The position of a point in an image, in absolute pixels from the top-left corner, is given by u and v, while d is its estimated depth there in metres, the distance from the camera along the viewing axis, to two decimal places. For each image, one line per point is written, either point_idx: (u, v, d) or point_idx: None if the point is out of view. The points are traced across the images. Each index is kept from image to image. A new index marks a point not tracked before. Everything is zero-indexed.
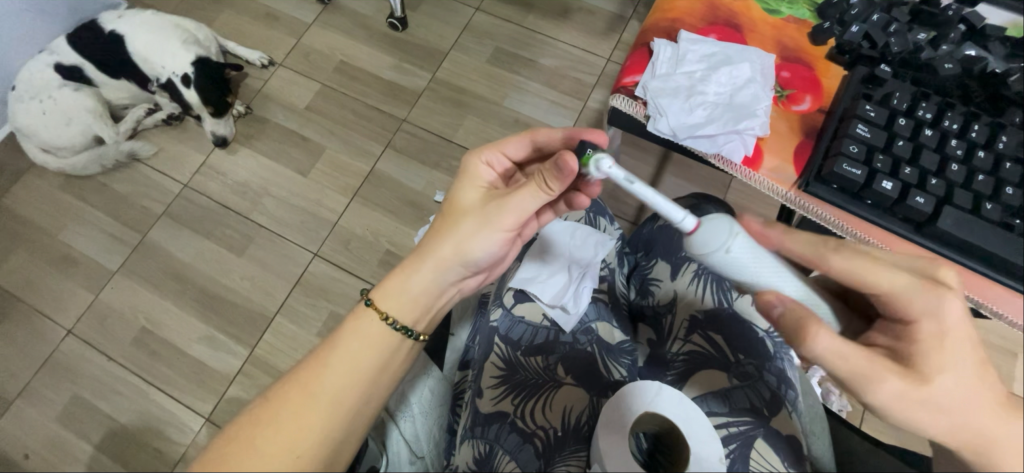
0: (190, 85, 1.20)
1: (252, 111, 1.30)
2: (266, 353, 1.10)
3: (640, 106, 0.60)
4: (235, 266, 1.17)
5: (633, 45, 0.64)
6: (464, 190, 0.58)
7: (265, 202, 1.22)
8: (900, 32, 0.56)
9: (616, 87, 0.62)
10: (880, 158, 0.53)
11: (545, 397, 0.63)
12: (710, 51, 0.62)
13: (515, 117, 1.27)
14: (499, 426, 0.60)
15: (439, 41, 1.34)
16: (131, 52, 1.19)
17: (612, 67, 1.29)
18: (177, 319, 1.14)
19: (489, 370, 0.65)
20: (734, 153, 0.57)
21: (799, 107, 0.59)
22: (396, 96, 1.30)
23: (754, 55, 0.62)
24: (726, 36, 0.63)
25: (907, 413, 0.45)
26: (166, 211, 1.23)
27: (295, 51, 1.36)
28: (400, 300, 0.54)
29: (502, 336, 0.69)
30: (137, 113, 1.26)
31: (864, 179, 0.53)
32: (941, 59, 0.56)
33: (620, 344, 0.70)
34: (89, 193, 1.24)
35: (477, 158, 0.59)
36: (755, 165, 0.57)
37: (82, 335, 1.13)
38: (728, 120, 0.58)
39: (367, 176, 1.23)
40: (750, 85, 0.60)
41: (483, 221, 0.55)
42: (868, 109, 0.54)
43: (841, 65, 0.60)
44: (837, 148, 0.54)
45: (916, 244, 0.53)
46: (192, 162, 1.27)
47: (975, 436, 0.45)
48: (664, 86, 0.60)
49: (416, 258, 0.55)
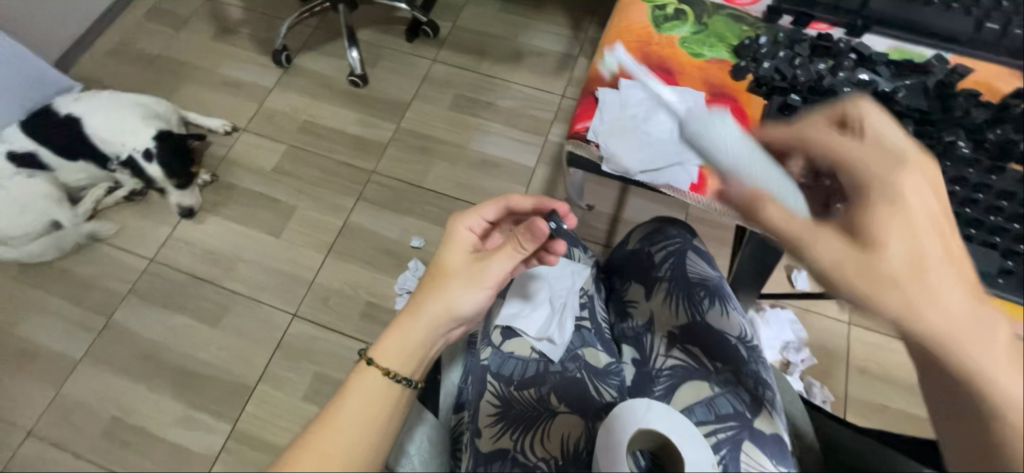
0: (151, 159, 1.19)
1: (218, 178, 1.30)
2: (250, 426, 1.05)
3: (591, 148, 0.66)
4: (210, 337, 1.13)
5: (580, 94, 0.69)
6: (448, 252, 0.60)
7: (238, 268, 1.20)
8: (803, 65, 0.65)
9: (570, 134, 0.67)
10: (803, 173, 0.58)
11: (542, 428, 0.65)
12: (650, 92, 0.67)
13: (481, 157, 1.31)
14: (501, 463, 0.62)
15: (399, 93, 1.39)
16: (88, 132, 1.17)
17: (568, 102, 1.36)
18: (150, 402, 1.08)
19: (485, 409, 0.66)
20: (679, 183, 0.62)
21: None
22: (363, 149, 1.33)
23: (688, 94, 0.67)
24: (661, 78, 0.69)
25: (882, 284, 0.40)
26: (133, 290, 1.19)
27: (258, 116, 1.38)
28: (400, 356, 0.54)
29: (494, 373, 0.70)
30: (96, 193, 1.23)
31: (792, 192, 0.58)
32: (840, 83, 0.63)
33: (609, 365, 0.71)
34: (48, 280, 1.19)
35: (458, 222, 0.62)
36: (700, 191, 0.62)
37: (45, 434, 1.05)
38: (670, 154, 0.64)
39: (341, 230, 1.24)
40: None
41: (470, 282, 0.57)
42: None
43: (761, 96, 0.66)
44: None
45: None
46: (158, 236, 1.24)
47: (960, 330, 0.39)
48: (614, 128, 0.65)
49: (410, 316, 0.56)
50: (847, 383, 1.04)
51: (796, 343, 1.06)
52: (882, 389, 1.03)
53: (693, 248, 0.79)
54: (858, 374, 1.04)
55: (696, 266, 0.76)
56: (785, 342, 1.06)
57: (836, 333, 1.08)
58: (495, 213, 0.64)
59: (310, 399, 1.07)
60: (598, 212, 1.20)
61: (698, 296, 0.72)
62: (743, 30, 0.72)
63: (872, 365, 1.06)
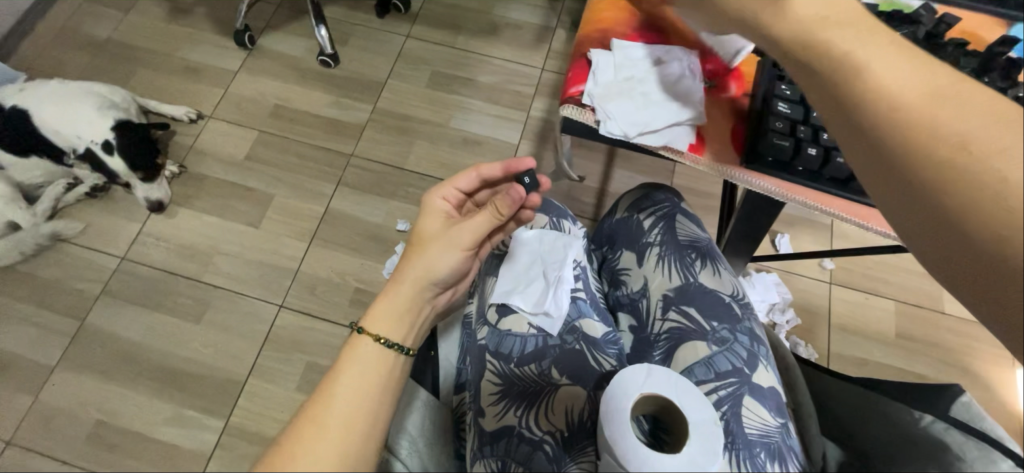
0: (112, 151, 1.12)
1: (186, 169, 1.24)
2: (243, 420, 1.03)
3: (589, 113, 0.64)
4: (194, 334, 1.10)
5: (573, 57, 0.69)
6: (427, 219, 0.60)
7: (217, 262, 1.16)
8: None
9: (564, 98, 0.66)
10: (802, 128, 0.58)
11: (545, 403, 0.64)
12: (643, 54, 0.67)
13: (463, 136, 1.28)
14: (508, 440, 0.61)
15: (374, 72, 1.34)
16: (38, 126, 1.09)
17: (548, 76, 1.34)
18: (135, 403, 1.05)
19: (486, 388, 0.65)
20: (678, 141, 0.62)
21: (727, 94, 0.65)
22: (340, 132, 1.28)
23: (681, 54, 0.67)
24: (654, 40, 0.69)
25: (864, 87, 0.45)
26: (105, 290, 1.13)
27: (224, 102, 1.31)
28: (388, 320, 0.53)
29: (494, 352, 0.68)
30: (55, 191, 1.16)
31: (791, 150, 0.58)
32: None
33: (608, 334, 0.71)
34: (10, 285, 1.13)
35: (433, 194, 0.61)
36: (699, 150, 0.62)
37: (25, 443, 1.01)
38: (668, 112, 0.63)
39: (323, 217, 1.20)
40: (683, 78, 0.65)
41: (448, 242, 0.57)
42: (784, 88, 0.60)
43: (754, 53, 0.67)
44: (765, 125, 0.59)
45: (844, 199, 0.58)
46: (128, 233, 1.18)
47: (943, 123, 0.41)
48: (608, 91, 0.64)
49: (395, 281, 0.55)
50: (828, 339, 1.08)
51: (781, 304, 1.10)
52: (861, 343, 1.08)
53: (682, 212, 0.80)
54: (838, 329, 1.09)
55: (685, 229, 0.78)
56: (770, 304, 1.09)
57: (816, 293, 1.12)
58: (469, 184, 0.63)
59: (304, 390, 1.05)
60: (585, 186, 1.20)
61: (689, 258, 0.74)
62: None
63: (851, 321, 1.10)
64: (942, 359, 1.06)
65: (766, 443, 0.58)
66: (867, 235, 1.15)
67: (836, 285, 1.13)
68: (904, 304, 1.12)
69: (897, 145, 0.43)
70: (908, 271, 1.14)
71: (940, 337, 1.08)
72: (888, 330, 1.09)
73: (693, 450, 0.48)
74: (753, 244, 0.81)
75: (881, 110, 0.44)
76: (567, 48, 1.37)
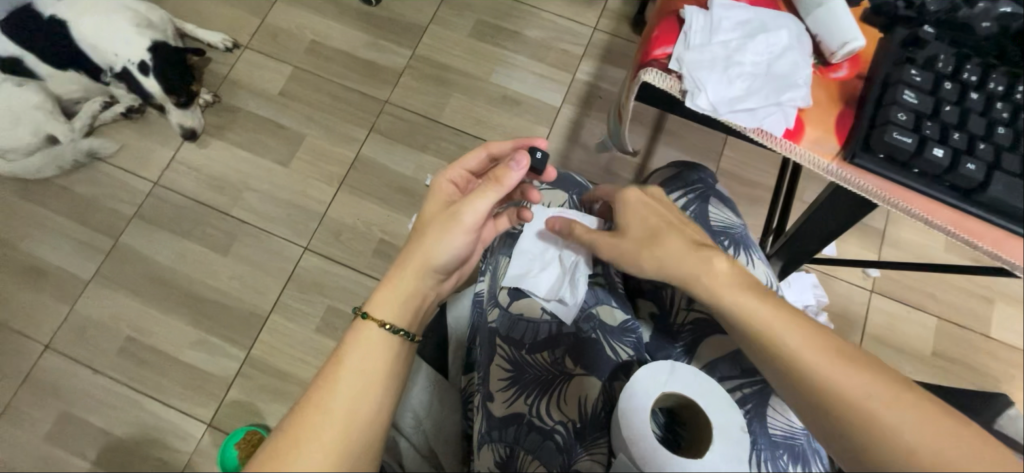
0: (148, 73, 1.10)
1: (220, 99, 1.22)
2: (264, 354, 1.07)
3: (674, 81, 0.54)
4: (221, 265, 1.12)
5: (660, 14, 0.57)
6: (429, 205, 0.58)
7: (245, 197, 1.16)
8: None
9: (646, 61, 0.55)
10: (929, 125, 0.48)
11: (557, 392, 0.56)
12: (743, 17, 0.55)
13: (503, 93, 1.22)
14: (516, 427, 0.56)
15: (415, 15, 1.27)
16: (77, 39, 1.08)
17: (599, 36, 1.25)
18: (163, 325, 1.09)
19: (495, 373, 0.58)
20: (776, 126, 0.51)
21: (836, 74, 0.54)
22: (376, 76, 1.23)
23: (790, 21, 0.55)
24: (759, 1, 0.57)
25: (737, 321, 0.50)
26: (138, 213, 1.15)
27: (261, 32, 1.27)
28: (389, 305, 0.52)
29: (505, 335, 0.61)
30: (92, 107, 1.16)
31: (915, 146, 0.48)
32: (979, 17, 0.51)
33: (626, 321, 0.60)
34: (49, 198, 1.15)
35: (440, 176, 0.60)
36: (796, 138, 0.52)
37: (61, 349, 1.07)
38: (770, 92, 0.52)
39: (353, 163, 1.18)
40: (788, 53, 0.54)
41: (447, 224, 0.54)
42: (913, 74, 0.50)
43: (876, 27, 0.55)
44: (884, 116, 0.49)
45: (963, 212, 0.48)
46: (161, 158, 1.18)
47: (812, 368, 0.46)
48: (700, 60, 0.53)
49: (397, 266, 0.53)
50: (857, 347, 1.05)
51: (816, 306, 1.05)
52: (892, 355, 1.04)
53: (716, 194, 0.71)
54: (869, 338, 1.06)
55: (719, 212, 0.69)
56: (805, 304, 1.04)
57: (853, 299, 1.08)
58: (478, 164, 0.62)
59: (323, 332, 1.08)
60: (625, 160, 1.14)
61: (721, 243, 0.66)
62: None
63: (884, 331, 1.06)
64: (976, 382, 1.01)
65: (790, 445, 0.53)
66: (919, 246, 1.08)
67: (876, 294, 1.08)
68: (944, 321, 1.07)
69: (778, 380, 0.48)
70: (955, 288, 1.08)
71: (974, 359, 1.04)
72: (922, 346, 1.05)
73: (717, 459, 0.43)
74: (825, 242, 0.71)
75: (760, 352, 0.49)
76: (623, 8, 1.27)
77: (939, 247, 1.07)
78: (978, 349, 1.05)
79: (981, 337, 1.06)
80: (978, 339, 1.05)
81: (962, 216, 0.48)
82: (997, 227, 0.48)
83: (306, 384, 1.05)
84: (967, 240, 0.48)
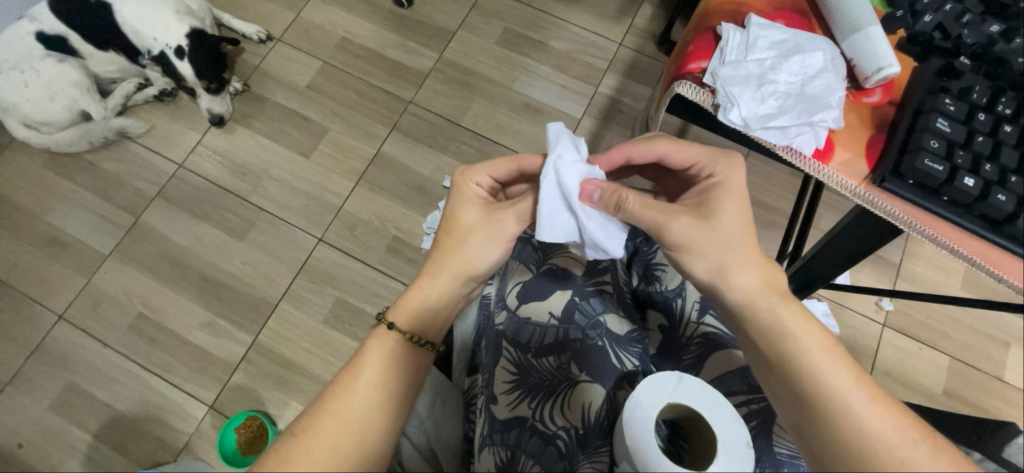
0: (183, 57, 1.14)
1: (249, 88, 1.25)
2: (271, 342, 1.07)
3: (708, 94, 0.55)
4: (236, 250, 1.14)
5: (696, 30, 0.58)
6: (460, 208, 0.55)
7: (266, 185, 1.18)
8: (974, 24, 0.53)
9: (681, 74, 0.56)
10: (960, 154, 0.48)
11: (561, 398, 0.55)
12: (779, 37, 0.56)
13: (525, 101, 1.24)
14: (519, 431, 0.54)
15: (446, 19, 1.30)
16: (119, 21, 1.12)
17: (624, 52, 1.26)
18: (175, 304, 1.10)
19: (500, 375, 0.57)
20: (806, 146, 0.52)
21: (869, 99, 0.54)
22: (402, 77, 1.26)
23: (825, 44, 0.56)
24: (795, 24, 0.58)
25: (783, 343, 0.46)
26: (161, 193, 1.17)
27: (294, 27, 1.30)
28: (422, 314, 0.52)
29: (511, 339, 0.59)
30: (127, 88, 1.20)
31: (945, 174, 0.48)
32: (1015, 52, 0.51)
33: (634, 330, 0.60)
34: (77, 173, 1.18)
35: (466, 175, 0.56)
36: (825, 159, 0.52)
37: (75, 321, 1.09)
38: (802, 111, 0.52)
39: (373, 159, 1.20)
40: (822, 74, 0.54)
41: (490, 234, 0.54)
42: (948, 103, 0.49)
43: (911, 57, 0.55)
44: (916, 142, 0.49)
45: (990, 243, 0.48)
46: (188, 141, 1.21)
47: (854, 409, 0.43)
48: (735, 76, 0.54)
49: (432, 271, 0.54)
50: None
51: None
52: (902, 392, 1.02)
53: None
54: (879, 373, 1.04)
55: None
56: None
57: (865, 331, 1.07)
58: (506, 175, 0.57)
59: (331, 324, 1.08)
60: None
61: None
62: None
63: (894, 367, 1.05)
64: None
65: (795, 465, 0.51)
66: (936, 283, 1.07)
67: (888, 328, 1.07)
68: (957, 361, 1.05)
69: (807, 418, 0.44)
70: (970, 328, 1.06)
71: (987, 403, 1.02)
72: (934, 385, 1.03)
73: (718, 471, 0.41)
74: (845, 266, 0.69)
75: (801, 380, 0.45)
76: (649, 26, 1.29)
77: (955, 286, 1.06)
78: (992, 392, 1.03)
79: (995, 380, 1.04)
80: (992, 383, 1.03)
81: (988, 246, 0.48)
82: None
83: (310, 374, 1.05)
84: (992, 271, 0.47)
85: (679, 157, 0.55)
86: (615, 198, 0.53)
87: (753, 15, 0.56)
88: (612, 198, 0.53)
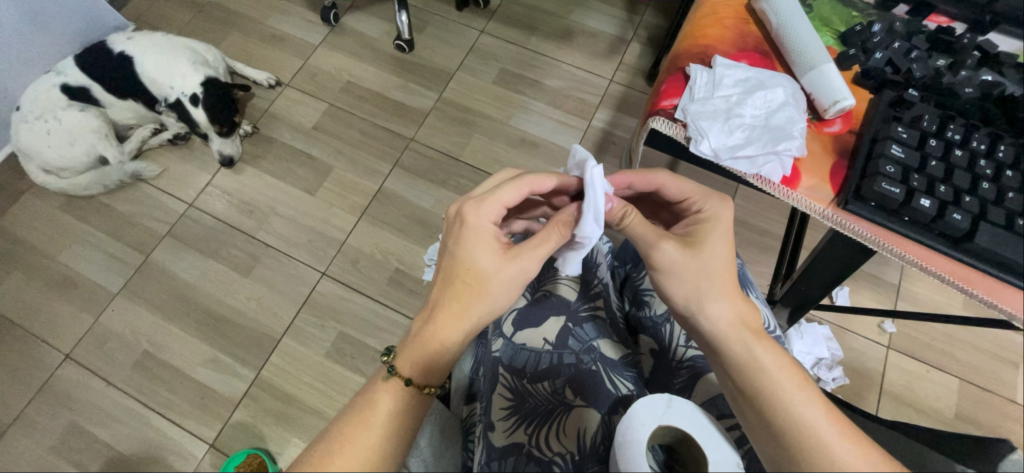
0: (197, 104, 1.20)
1: (258, 130, 1.31)
2: (274, 377, 1.08)
3: (679, 128, 0.58)
4: (242, 286, 1.16)
5: (667, 71, 0.62)
6: (478, 254, 0.53)
7: (272, 221, 1.22)
8: (921, 58, 0.57)
9: (654, 110, 0.60)
10: (915, 177, 0.51)
11: (557, 423, 0.56)
12: (744, 76, 0.60)
13: (521, 135, 1.29)
14: (516, 458, 0.54)
15: (445, 62, 1.37)
16: (139, 73, 1.19)
17: (615, 88, 1.32)
18: (180, 341, 1.12)
19: (496, 402, 0.57)
20: (773, 174, 0.55)
21: (830, 128, 0.57)
22: (404, 116, 1.32)
23: (786, 80, 0.60)
24: (758, 63, 0.62)
25: (754, 372, 0.47)
26: (170, 232, 1.21)
27: (301, 72, 1.37)
28: (427, 367, 0.51)
29: (507, 365, 0.60)
30: (142, 133, 1.26)
31: (902, 196, 0.50)
32: (961, 83, 0.55)
33: (627, 355, 0.61)
34: (91, 214, 1.23)
35: (479, 215, 0.54)
36: (792, 184, 0.55)
37: (81, 360, 1.10)
38: (767, 141, 0.56)
39: (375, 195, 1.24)
40: (785, 108, 0.58)
41: (512, 282, 0.53)
42: (900, 130, 0.53)
43: (867, 89, 0.59)
44: (873, 168, 0.52)
45: (955, 259, 0.50)
46: (198, 182, 1.26)
47: (830, 444, 0.44)
48: (704, 109, 0.57)
49: (451, 316, 0.52)
50: (875, 405, 1.02)
51: (829, 360, 1.05)
52: (910, 415, 1.01)
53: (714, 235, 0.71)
54: (886, 396, 1.03)
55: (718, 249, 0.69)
56: (818, 358, 1.04)
57: (869, 354, 1.06)
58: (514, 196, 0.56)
59: (333, 357, 1.09)
60: None
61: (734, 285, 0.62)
62: (852, 16, 0.63)
63: (900, 389, 1.04)
64: None
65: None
66: (936, 303, 1.07)
67: (892, 350, 1.06)
68: (966, 383, 1.04)
69: (783, 454, 0.45)
70: (975, 349, 1.06)
71: (1000, 424, 1.00)
72: (945, 408, 1.02)
73: None
74: (833, 284, 0.71)
75: (775, 415, 0.46)
76: (638, 62, 1.35)
77: (956, 306, 1.06)
78: (1003, 413, 1.01)
79: (1006, 402, 1.02)
80: (1002, 404, 1.02)
81: (953, 262, 0.50)
82: (991, 274, 0.49)
83: (311, 409, 1.05)
84: (960, 286, 0.49)
85: (677, 189, 0.58)
86: (623, 213, 0.56)
87: (720, 57, 0.60)
88: (618, 213, 0.56)
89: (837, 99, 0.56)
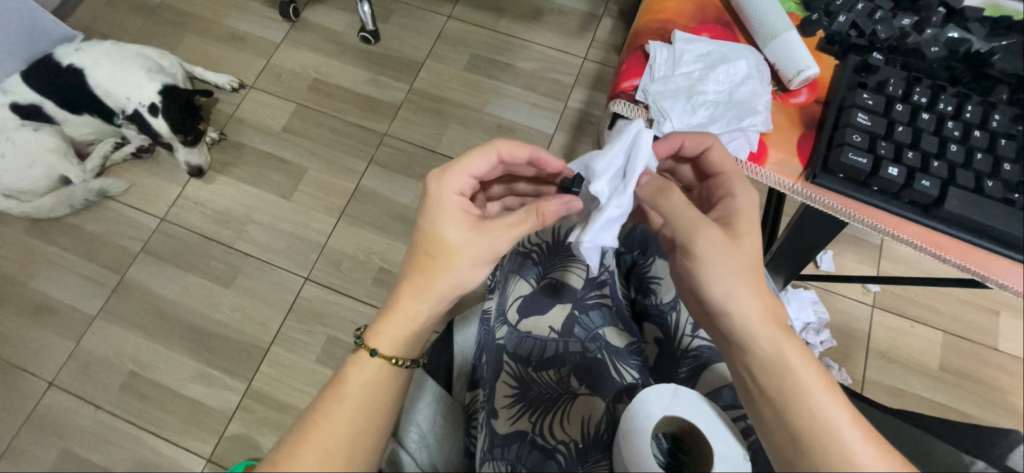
0: (157, 113, 1.15)
1: (226, 137, 1.27)
2: (265, 386, 1.07)
3: (642, 110, 0.57)
4: (224, 298, 1.14)
5: (627, 49, 0.61)
6: (445, 226, 0.50)
7: (249, 230, 1.19)
8: (885, 19, 0.55)
9: (615, 93, 0.59)
10: (883, 145, 0.50)
11: (561, 411, 0.55)
12: (705, 50, 0.59)
13: (496, 121, 1.26)
14: (519, 446, 0.53)
15: (413, 51, 1.33)
16: (92, 85, 1.13)
17: (589, 66, 1.30)
18: (166, 359, 1.10)
19: (501, 390, 0.57)
20: (739, 150, 0.54)
21: (796, 100, 0.56)
22: (375, 110, 1.28)
23: (747, 52, 0.59)
24: (719, 35, 0.60)
25: (783, 368, 0.46)
26: (144, 248, 1.18)
27: (265, 72, 1.33)
28: (393, 339, 0.50)
29: (512, 352, 0.60)
30: (104, 148, 1.21)
31: (870, 167, 0.49)
32: (927, 43, 0.54)
33: (632, 343, 0.61)
34: (60, 237, 1.19)
35: (444, 187, 0.52)
36: (760, 161, 0.54)
37: (65, 386, 1.08)
38: (731, 118, 0.55)
39: (353, 194, 1.21)
40: (748, 81, 0.57)
41: (480, 255, 0.50)
42: (865, 97, 0.51)
43: (832, 55, 0.58)
44: (840, 137, 0.51)
45: (924, 226, 0.50)
46: (169, 194, 1.22)
47: (853, 446, 0.43)
48: (664, 89, 0.57)
49: (416, 289, 0.50)
50: (863, 364, 1.04)
51: (817, 324, 1.05)
52: (897, 371, 1.03)
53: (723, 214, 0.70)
54: (874, 355, 1.05)
55: None
56: (806, 323, 1.03)
57: (855, 315, 1.07)
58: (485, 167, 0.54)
59: (324, 362, 1.08)
60: None
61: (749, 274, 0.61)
62: None
63: (887, 346, 1.05)
64: (980, 396, 1.00)
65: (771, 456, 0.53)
66: (918, 259, 1.08)
67: (877, 309, 1.08)
68: (950, 336, 1.05)
69: (803, 450, 0.44)
70: (958, 301, 1.07)
71: (983, 373, 1.02)
72: (930, 361, 1.04)
73: None
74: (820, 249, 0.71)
75: (799, 421, 0.44)
76: (611, 38, 1.32)
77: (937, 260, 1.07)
78: (986, 361, 1.03)
79: (988, 350, 1.04)
80: (985, 353, 1.04)
81: (923, 230, 0.50)
82: (963, 240, 0.49)
83: None
84: (931, 252, 0.50)
85: (718, 159, 0.52)
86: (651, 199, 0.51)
87: (680, 31, 0.59)
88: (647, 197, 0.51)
89: (799, 67, 0.54)
